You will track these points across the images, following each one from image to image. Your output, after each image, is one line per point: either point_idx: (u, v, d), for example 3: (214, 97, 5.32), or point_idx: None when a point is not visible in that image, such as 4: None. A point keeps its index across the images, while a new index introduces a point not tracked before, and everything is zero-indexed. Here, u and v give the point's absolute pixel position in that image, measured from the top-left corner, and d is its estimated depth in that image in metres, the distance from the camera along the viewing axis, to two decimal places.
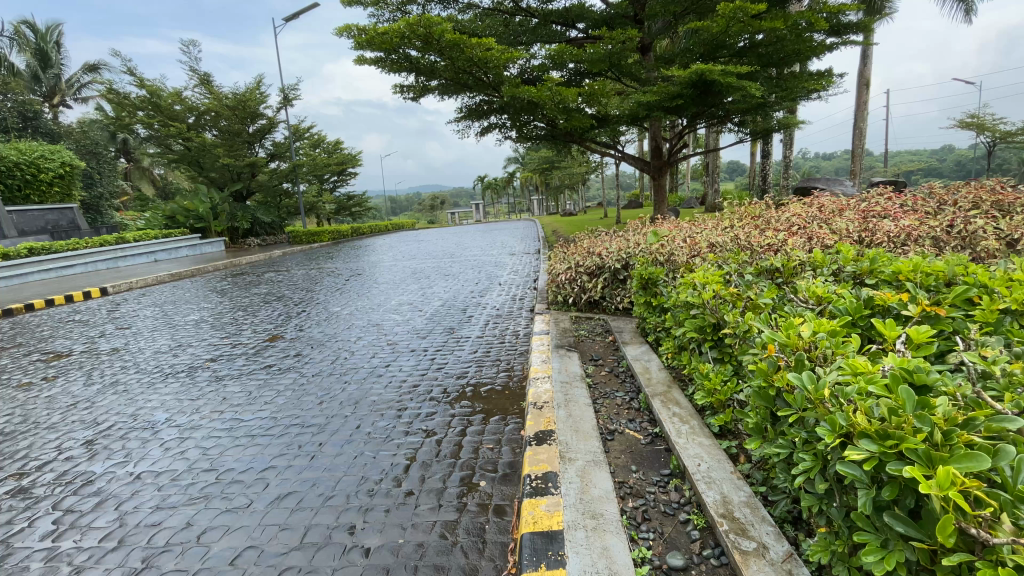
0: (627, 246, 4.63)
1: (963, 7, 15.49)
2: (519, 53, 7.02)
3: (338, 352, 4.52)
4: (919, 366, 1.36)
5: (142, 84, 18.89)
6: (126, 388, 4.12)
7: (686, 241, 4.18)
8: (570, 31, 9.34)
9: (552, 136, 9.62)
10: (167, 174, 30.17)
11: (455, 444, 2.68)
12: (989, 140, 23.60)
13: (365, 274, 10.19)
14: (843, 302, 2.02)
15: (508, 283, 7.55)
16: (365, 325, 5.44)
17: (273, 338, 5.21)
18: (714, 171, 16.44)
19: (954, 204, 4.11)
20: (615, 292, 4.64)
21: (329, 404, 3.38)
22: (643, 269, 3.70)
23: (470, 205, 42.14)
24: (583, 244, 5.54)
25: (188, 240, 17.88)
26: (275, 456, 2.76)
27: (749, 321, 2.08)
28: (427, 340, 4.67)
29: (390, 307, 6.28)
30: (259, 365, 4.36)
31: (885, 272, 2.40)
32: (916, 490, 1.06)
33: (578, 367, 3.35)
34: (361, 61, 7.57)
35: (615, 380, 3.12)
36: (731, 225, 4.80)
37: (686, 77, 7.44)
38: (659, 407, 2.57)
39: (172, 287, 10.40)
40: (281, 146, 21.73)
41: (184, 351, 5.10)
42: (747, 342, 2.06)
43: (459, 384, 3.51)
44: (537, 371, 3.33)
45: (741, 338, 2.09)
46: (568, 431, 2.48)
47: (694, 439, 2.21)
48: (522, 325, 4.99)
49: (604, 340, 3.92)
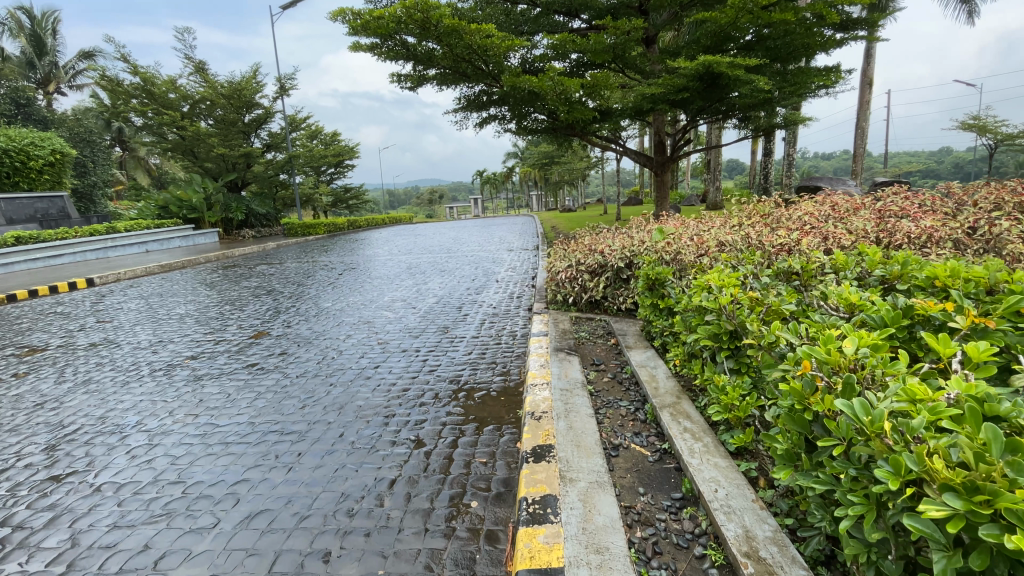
0: (631, 244, 4.42)
1: (968, 8, 15.35)
2: (520, 41, 6.75)
3: (325, 351, 4.28)
4: (991, 394, 1.16)
5: (135, 72, 18.52)
6: (99, 388, 3.91)
7: (694, 240, 3.98)
8: (573, 21, 9.12)
9: (553, 130, 9.40)
10: (162, 164, 29.91)
11: (445, 458, 2.46)
12: (991, 142, 23.31)
13: (359, 268, 9.94)
14: (879, 311, 1.81)
15: (505, 280, 7.34)
16: (355, 322, 5.21)
17: (258, 334, 4.98)
18: (716, 169, 16.22)
19: (975, 205, 3.91)
20: (618, 292, 4.42)
21: (311, 409, 3.15)
22: (649, 269, 3.43)
23: (469, 200, 41.86)
24: (586, 240, 5.32)
25: (180, 231, 17.60)
26: (249, 468, 2.54)
27: (774, 332, 1.82)
28: (420, 340, 4.44)
29: (383, 304, 6.05)
30: (241, 364, 4.13)
31: (919, 277, 2.18)
32: (1013, 559, 0.86)
33: (578, 373, 3.13)
34: (356, 47, 7.25)
35: (620, 389, 2.90)
36: (739, 223, 4.61)
37: (692, 69, 7.18)
38: (668, 420, 2.35)
39: (160, 278, 10.15)
40: (278, 136, 21.39)
41: (164, 347, 4.87)
42: (773, 357, 1.80)
43: (452, 388, 3.29)
44: (535, 377, 3.10)
45: (767, 351, 1.83)
46: (569, 446, 2.25)
47: (708, 460, 2.00)
48: (519, 325, 4.77)
49: (606, 343, 3.70)
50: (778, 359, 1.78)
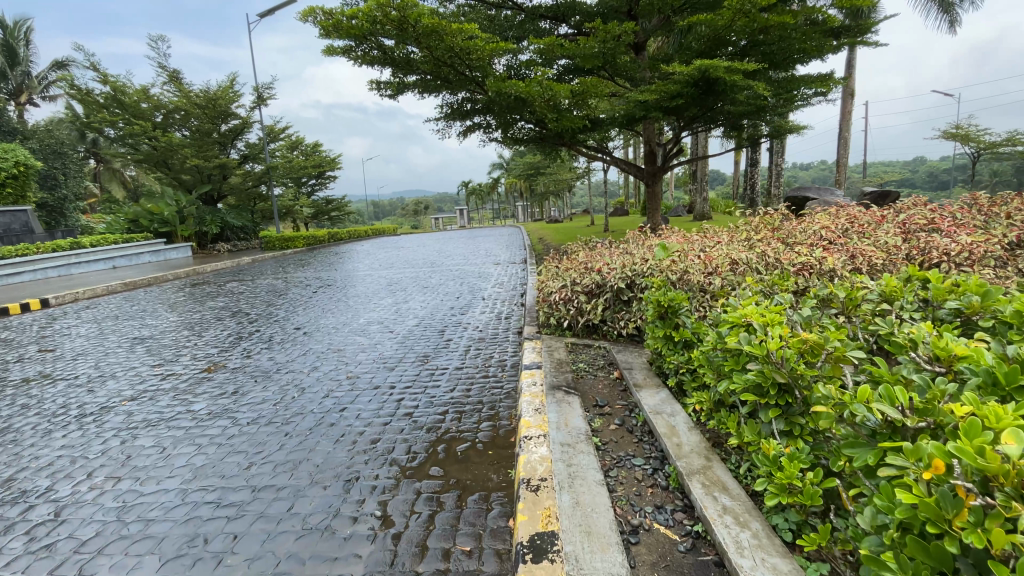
0: (632, 263, 3.98)
1: (947, 18, 15.45)
2: (505, 43, 6.35)
3: (285, 390, 3.71)
4: None
5: (105, 82, 17.81)
6: (15, 439, 3.30)
7: (704, 259, 3.56)
8: (560, 28, 8.75)
9: (541, 138, 9.01)
10: (137, 176, 28.93)
11: (418, 546, 1.93)
12: (971, 150, 23.62)
13: (335, 285, 9.34)
14: (995, 369, 1.35)
15: (491, 298, 6.85)
16: (324, 351, 4.65)
17: (213, 368, 4.39)
18: (703, 178, 16.03)
19: (1010, 219, 3.54)
20: (618, 316, 3.93)
21: (259, 470, 2.61)
22: (660, 294, 2.95)
23: (454, 212, 41.44)
24: (581, 257, 4.86)
25: (151, 246, 16.79)
26: (167, 560, 1.99)
27: (858, 400, 1.37)
28: (395, 373, 3.91)
29: (357, 328, 5.51)
30: (186, 407, 3.56)
31: (1010, 313, 1.75)
32: None
33: (580, 420, 2.63)
34: (329, 51, 6.75)
35: (631, 442, 2.42)
36: (750, 238, 4.18)
37: (687, 73, 6.80)
38: (700, 494, 1.86)
39: (121, 298, 9.42)
40: (255, 147, 20.72)
41: (103, 384, 4.24)
42: (863, 435, 1.35)
43: (429, 440, 2.76)
44: (529, 426, 2.59)
45: (852, 426, 1.37)
46: (577, 536, 1.75)
47: (763, 561, 1.51)
48: (508, 353, 4.27)
49: (608, 378, 3.22)
50: (869, 438, 1.33)
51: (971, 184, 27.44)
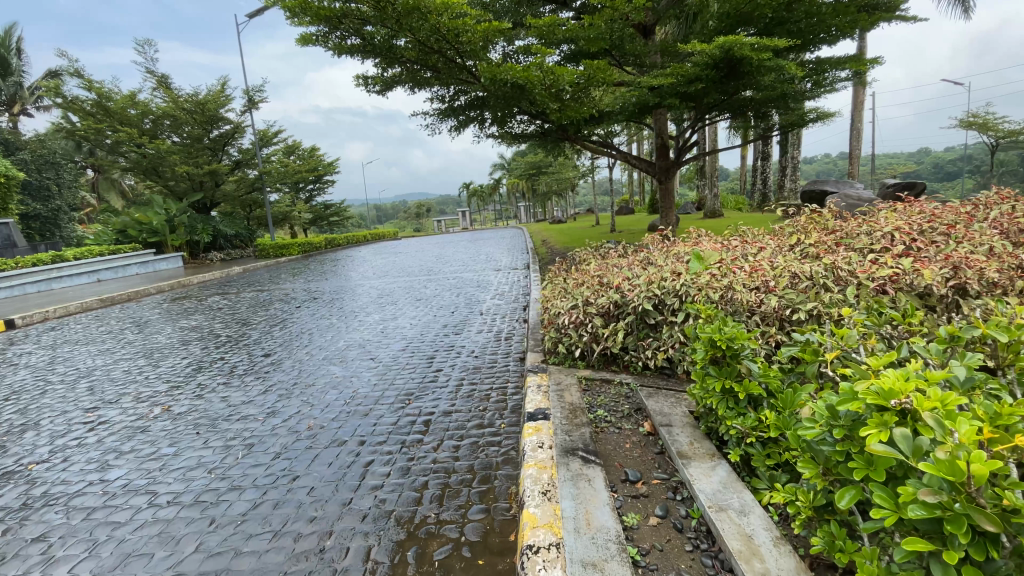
0: (660, 278, 3.24)
1: (965, 5, 14.71)
2: (500, 24, 5.64)
3: (231, 447, 2.96)
4: None
5: (91, 88, 17.23)
6: None
7: (752, 274, 2.80)
8: (562, 12, 8.03)
9: (544, 134, 8.30)
10: (135, 186, 28.43)
11: None
12: (991, 140, 22.64)
13: (322, 298, 8.62)
14: None
15: (490, 313, 6.13)
16: (290, 387, 3.91)
17: (154, 413, 3.64)
18: (713, 173, 15.21)
19: None
20: (642, 343, 3.18)
21: None
22: (712, 329, 2.16)
23: (456, 215, 40.78)
24: (593, 270, 4.11)
25: (139, 257, 16.12)
26: None
27: None
28: (367, 420, 3.16)
29: (334, 353, 4.77)
30: (103, 473, 2.81)
31: None
32: None
33: (606, 511, 1.86)
34: (305, 41, 6.05)
35: (685, 554, 1.66)
36: (802, 243, 3.41)
37: (707, 53, 6.07)
38: None
39: (92, 317, 8.72)
40: (248, 153, 20.09)
41: (21, 436, 3.51)
42: None
43: (397, 541, 2.00)
44: (537, 526, 1.81)
45: None
46: None
47: None
48: (507, 390, 3.51)
49: (638, 434, 2.45)
50: None
51: (986, 175, 26.57)
